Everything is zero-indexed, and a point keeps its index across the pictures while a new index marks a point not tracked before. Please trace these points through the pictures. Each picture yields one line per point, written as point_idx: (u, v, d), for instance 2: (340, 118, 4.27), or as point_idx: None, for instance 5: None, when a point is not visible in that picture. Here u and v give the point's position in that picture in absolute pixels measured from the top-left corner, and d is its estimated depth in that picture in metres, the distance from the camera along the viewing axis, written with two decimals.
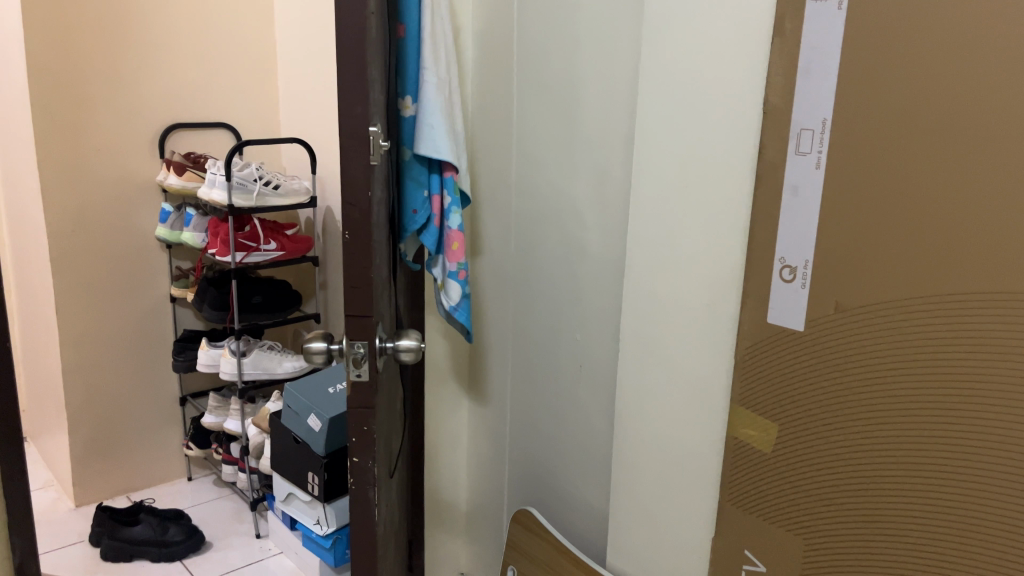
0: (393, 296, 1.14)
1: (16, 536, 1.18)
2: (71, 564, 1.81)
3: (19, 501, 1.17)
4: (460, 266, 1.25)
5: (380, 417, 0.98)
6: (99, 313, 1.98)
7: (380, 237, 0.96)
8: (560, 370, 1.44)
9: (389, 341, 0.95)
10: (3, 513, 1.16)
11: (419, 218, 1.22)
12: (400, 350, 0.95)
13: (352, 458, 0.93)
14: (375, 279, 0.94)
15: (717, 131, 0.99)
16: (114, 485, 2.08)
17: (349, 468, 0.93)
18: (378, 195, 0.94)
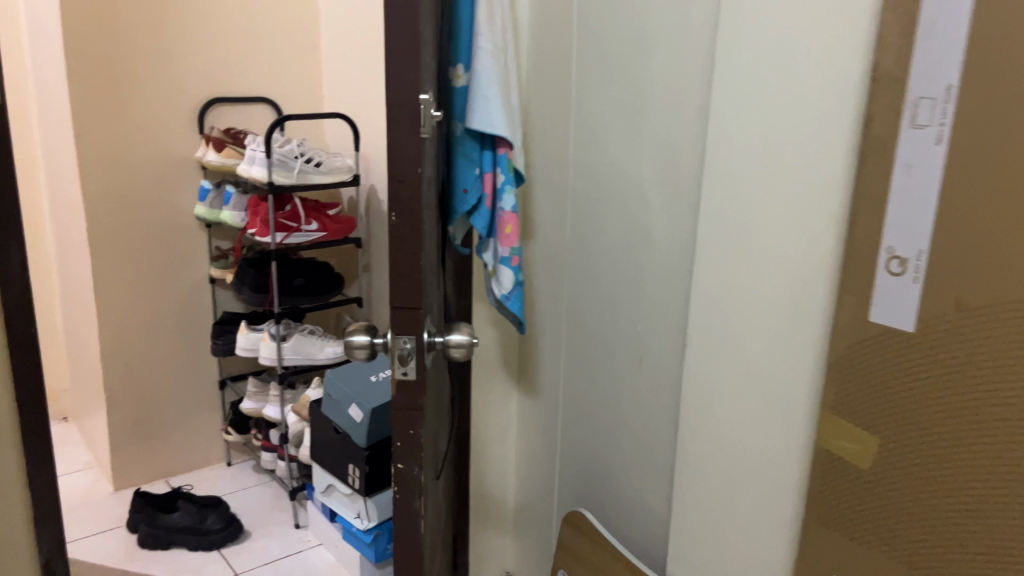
0: (442, 284, 1.04)
1: (43, 532, 1.12)
2: (108, 552, 1.76)
3: (45, 494, 1.11)
4: (514, 251, 1.15)
5: (429, 421, 0.88)
6: (138, 294, 1.91)
7: (429, 220, 0.87)
8: (619, 363, 1.34)
9: (438, 336, 0.85)
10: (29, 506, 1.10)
11: (471, 198, 1.12)
12: (449, 346, 0.85)
13: (397, 464, 0.84)
14: (425, 267, 0.85)
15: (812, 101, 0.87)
16: (153, 469, 2.02)
17: (393, 475, 0.84)
18: (428, 173, 0.84)
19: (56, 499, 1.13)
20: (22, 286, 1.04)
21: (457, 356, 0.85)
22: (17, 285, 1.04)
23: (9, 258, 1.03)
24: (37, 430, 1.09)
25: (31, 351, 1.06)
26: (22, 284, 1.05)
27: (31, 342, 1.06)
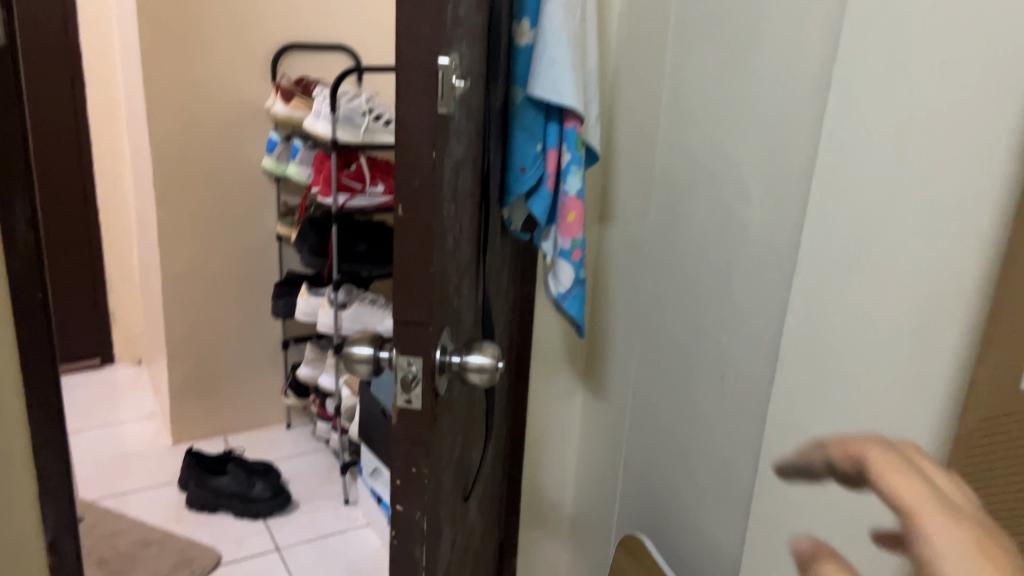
0: (481, 280, 0.88)
1: (49, 508, 1.05)
2: (156, 508, 1.71)
3: (51, 468, 1.04)
4: (576, 244, 0.98)
5: (442, 452, 0.74)
6: (202, 245, 1.84)
7: (457, 211, 0.71)
8: (696, 378, 1.15)
9: (456, 355, 0.70)
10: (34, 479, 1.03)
11: (528, 179, 0.95)
12: (465, 369, 0.70)
13: (396, 504, 0.70)
14: (448, 270, 0.69)
15: (984, 87, 0.66)
16: (211, 425, 1.98)
17: (391, 517, 0.70)
18: (456, 154, 0.68)
19: (64, 474, 1.05)
20: (31, 247, 0.96)
21: (475, 381, 0.70)
22: (24, 244, 0.96)
23: (14, 214, 0.94)
24: (42, 400, 1.01)
25: (38, 317, 0.98)
26: (31, 245, 0.96)
27: (38, 307, 0.98)
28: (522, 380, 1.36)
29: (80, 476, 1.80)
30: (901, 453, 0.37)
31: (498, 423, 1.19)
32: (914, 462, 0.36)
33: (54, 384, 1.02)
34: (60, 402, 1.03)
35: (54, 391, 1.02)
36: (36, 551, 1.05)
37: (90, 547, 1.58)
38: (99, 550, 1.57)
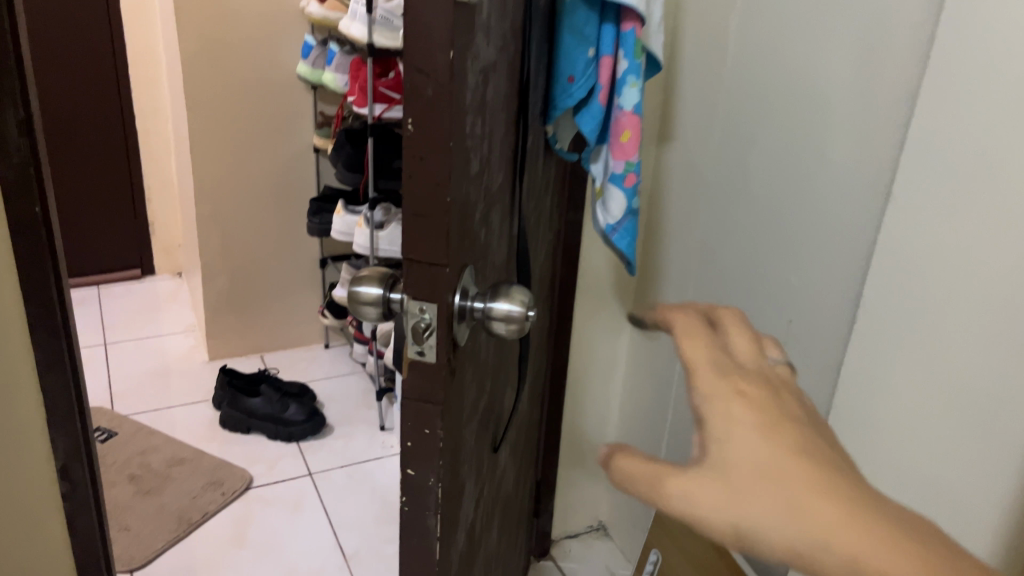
0: (515, 208, 0.77)
1: (58, 435, 0.99)
2: (190, 426, 1.68)
3: (58, 394, 0.97)
4: (630, 169, 0.86)
5: (463, 408, 0.64)
6: (236, 156, 1.75)
7: (484, 129, 0.59)
8: (762, 324, 1.03)
9: (480, 300, 0.59)
10: (39, 403, 0.96)
11: (578, 90, 0.82)
12: (489, 316, 0.59)
13: (407, 469, 0.61)
14: (472, 200, 0.58)
15: None
16: (248, 342, 1.93)
17: (402, 482, 0.61)
18: (483, 57, 0.56)
19: (72, 401, 0.98)
20: (27, 155, 0.87)
21: (499, 332, 0.60)
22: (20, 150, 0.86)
23: (4, 118, 0.85)
24: (46, 324, 0.93)
25: (39, 234, 0.90)
26: (26, 154, 0.87)
27: (36, 223, 0.89)
28: (566, 314, 1.24)
29: (115, 390, 1.77)
30: (700, 316, 0.52)
31: (537, 360, 1.09)
32: (705, 321, 0.51)
33: (59, 307, 0.94)
34: (67, 327, 0.95)
35: (59, 315, 0.94)
36: (48, 476, 1.00)
37: (122, 462, 1.54)
38: (131, 466, 1.54)
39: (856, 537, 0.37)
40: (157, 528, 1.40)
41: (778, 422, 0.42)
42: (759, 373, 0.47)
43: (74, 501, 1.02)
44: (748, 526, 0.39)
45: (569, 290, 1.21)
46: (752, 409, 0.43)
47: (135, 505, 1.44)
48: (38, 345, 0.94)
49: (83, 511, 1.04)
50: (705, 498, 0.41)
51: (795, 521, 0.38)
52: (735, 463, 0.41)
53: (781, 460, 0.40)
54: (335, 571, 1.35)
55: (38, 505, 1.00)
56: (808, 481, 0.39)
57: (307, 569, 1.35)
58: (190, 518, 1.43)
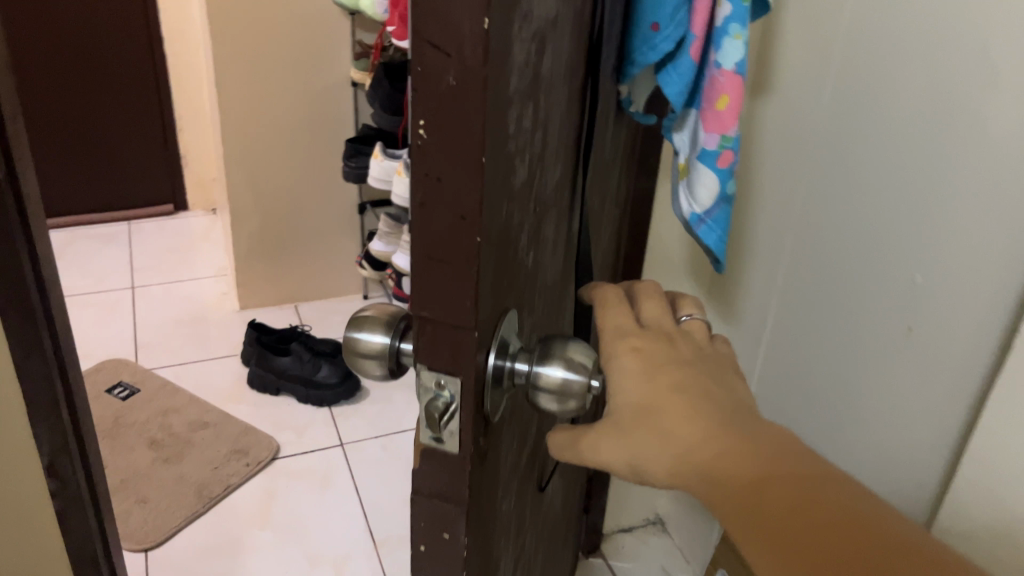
0: (575, 203, 0.59)
1: (40, 429, 0.84)
2: (216, 383, 1.56)
3: (38, 387, 0.82)
4: (727, 146, 0.69)
5: (495, 494, 0.48)
6: (267, 90, 1.58)
7: (536, 119, 0.41)
8: (869, 328, 0.83)
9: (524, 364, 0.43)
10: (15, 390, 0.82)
11: (663, 42, 0.64)
12: (534, 384, 0.43)
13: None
14: (514, 224, 0.41)
15: None
16: (281, 291, 1.80)
17: None
18: (537, 14, 0.37)
19: (57, 394, 0.83)
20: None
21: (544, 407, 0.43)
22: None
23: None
24: (20, 305, 0.78)
25: (4, 198, 0.73)
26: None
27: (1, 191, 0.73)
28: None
29: (140, 339, 1.66)
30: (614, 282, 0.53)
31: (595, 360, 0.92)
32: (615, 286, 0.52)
33: (34, 287, 0.79)
34: (46, 309, 0.80)
35: (35, 297, 0.79)
36: (32, 469, 0.87)
37: (142, 424, 1.44)
38: (152, 429, 1.43)
39: (712, 452, 0.39)
40: (176, 501, 1.29)
41: (661, 363, 0.43)
42: (657, 326, 0.48)
43: (65, 496, 0.89)
44: (639, 462, 0.41)
45: (635, 268, 1.03)
46: (641, 360, 0.44)
47: (153, 473, 1.34)
48: (13, 331, 0.79)
49: (76, 510, 0.90)
50: (605, 447, 0.42)
51: (669, 454, 0.40)
52: (625, 410, 0.42)
53: (657, 398, 0.42)
54: (363, 559, 1.23)
55: (23, 498, 0.88)
56: (679, 413, 0.40)
57: (333, 557, 1.23)
58: (211, 491, 1.32)
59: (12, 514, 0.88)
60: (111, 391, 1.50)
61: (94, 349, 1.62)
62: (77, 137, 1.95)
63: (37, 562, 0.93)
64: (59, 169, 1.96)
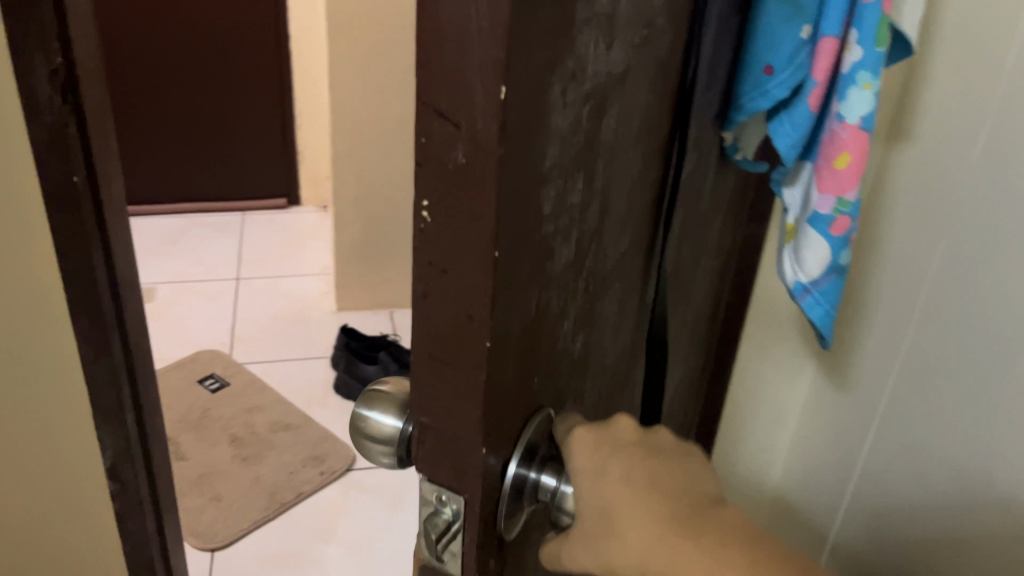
0: (651, 266, 0.51)
1: (103, 432, 0.78)
2: (303, 385, 1.56)
3: (104, 392, 0.76)
4: (843, 211, 0.62)
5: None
6: (380, 96, 1.56)
7: (590, 190, 0.34)
8: (1005, 435, 0.69)
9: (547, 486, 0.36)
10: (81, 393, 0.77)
11: (776, 89, 0.56)
12: (558, 504, 0.36)
13: None
14: (551, 312, 0.34)
15: None
16: (378, 296, 1.78)
17: None
18: (593, 70, 0.30)
19: (124, 406, 0.77)
20: (68, 115, 0.63)
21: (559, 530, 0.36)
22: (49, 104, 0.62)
23: (33, 62, 0.61)
24: (90, 313, 0.72)
25: (81, 205, 0.67)
26: (65, 111, 0.63)
27: (78, 195, 0.66)
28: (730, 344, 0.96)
29: (237, 332, 1.69)
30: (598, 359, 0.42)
31: (671, 415, 0.84)
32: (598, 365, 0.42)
33: (107, 294, 0.72)
34: (120, 318, 0.73)
35: (109, 306, 0.72)
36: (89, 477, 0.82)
37: (227, 419, 1.46)
38: (234, 426, 1.45)
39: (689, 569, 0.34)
40: (248, 503, 1.29)
41: (634, 468, 0.36)
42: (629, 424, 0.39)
43: (125, 500, 0.83)
44: (607, 563, 0.35)
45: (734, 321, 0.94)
46: (619, 468, 0.36)
47: (230, 471, 1.35)
48: (83, 337, 0.73)
49: (136, 515, 0.84)
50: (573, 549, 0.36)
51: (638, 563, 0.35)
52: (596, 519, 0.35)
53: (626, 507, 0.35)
54: None
55: (85, 497, 0.83)
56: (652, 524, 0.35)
57: None
58: (283, 497, 1.31)
59: (68, 515, 0.84)
60: (203, 382, 1.53)
61: (192, 338, 1.66)
62: (201, 129, 2.03)
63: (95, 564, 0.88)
64: (175, 161, 2.04)
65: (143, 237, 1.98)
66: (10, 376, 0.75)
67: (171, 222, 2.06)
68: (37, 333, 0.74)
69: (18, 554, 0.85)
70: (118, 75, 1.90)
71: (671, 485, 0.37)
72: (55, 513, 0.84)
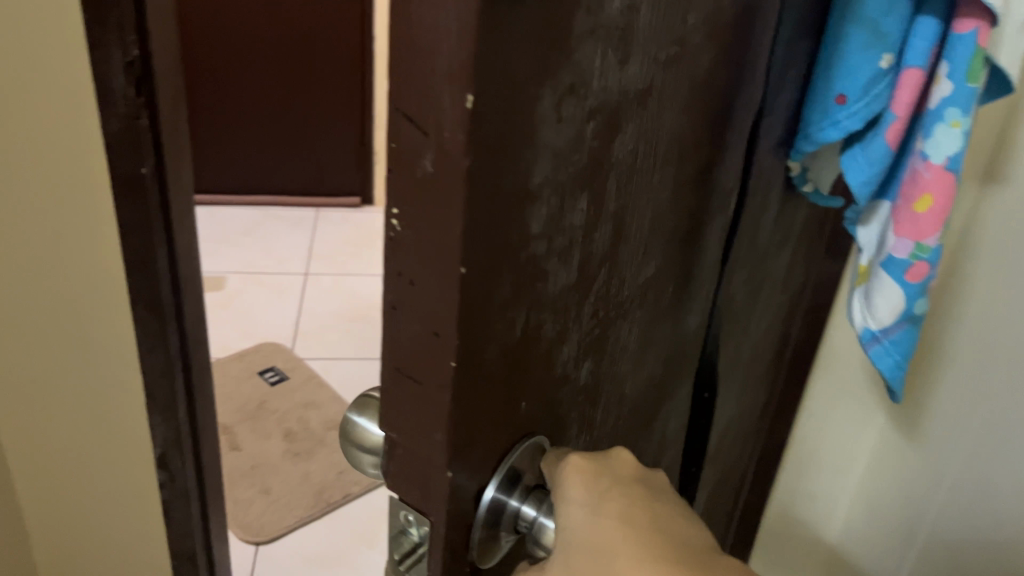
0: (687, 297, 0.49)
1: (154, 418, 0.81)
2: (361, 383, 1.58)
3: (156, 381, 0.78)
4: (922, 256, 0.57)
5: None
6: None
7: (598, 213, 0.32)
8: None
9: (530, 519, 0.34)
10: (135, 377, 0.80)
11: (850, 119, 0.52)
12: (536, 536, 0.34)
13: None
14: (544, 337, 0.32)
15: None
16: None
17: None
18: (599, 85, 0.28)
19: (172, 395, 0.80)
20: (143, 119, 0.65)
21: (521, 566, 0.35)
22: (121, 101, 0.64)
23: (110, 58, 0.63)
24: (147, 301, 0.74)
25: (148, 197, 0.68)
26: (135, 104, 0.64)
27: (144, 187, 0.68)
28: (788, 392, 0.91)
29: (299, 328, 1.72)
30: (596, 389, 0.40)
31: (714, 458, 0.80)
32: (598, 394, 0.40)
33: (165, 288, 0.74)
34: (176, 311, 0.76)
35: (165, 298, 0.74)
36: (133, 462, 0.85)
37: (282, 414, 1.49)
38: (289, 420, 1.48)
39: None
40: (296, 500, 1.31)
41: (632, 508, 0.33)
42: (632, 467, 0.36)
43: (172, 487, 0.86)
44: None
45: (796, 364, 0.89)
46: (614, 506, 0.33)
47: (281, 466, 1.37)
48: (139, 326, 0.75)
49: (181, 503, 0.87)
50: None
51: None
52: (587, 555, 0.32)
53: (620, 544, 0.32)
54: None
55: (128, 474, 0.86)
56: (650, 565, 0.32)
57: None
58: (330, 496, 1.32)
59: (114, 499, 0.87)
60: (262, 375, 1.57)
61: (256, 330, 1.71)
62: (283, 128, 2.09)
63: (141, 541, 0.91)
64: (252, 157, 2.11)
65: (215, 228, 2.06)
66: (61, 358, 0.78)
67: (245, 214, 2.13)
68: (90, 318, 0.76)
69: (68, 526, 0.89)
70: (206, 74, 1.97)
71: (673, 528, 0.34)
72: (101, 496, 0.87)
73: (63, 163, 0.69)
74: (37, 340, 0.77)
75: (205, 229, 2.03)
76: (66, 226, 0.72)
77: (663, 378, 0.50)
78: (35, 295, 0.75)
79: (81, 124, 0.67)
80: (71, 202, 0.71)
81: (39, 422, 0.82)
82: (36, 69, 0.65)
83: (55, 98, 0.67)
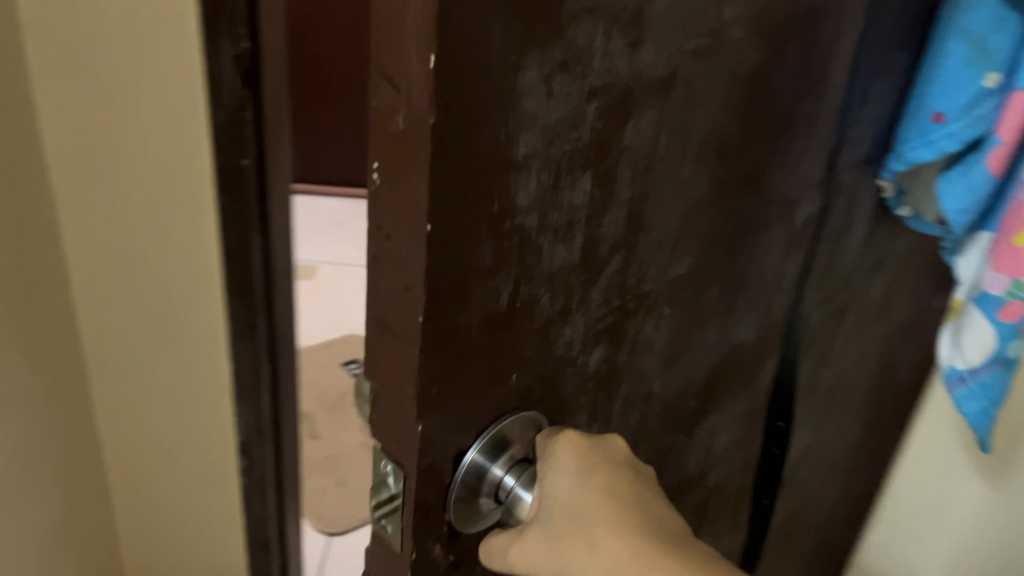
0: (739, 308, 0.47)
1: (241, 410, 0.71)
2: None
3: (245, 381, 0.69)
4: (1018, 296, 0.52)
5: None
6: None
7: (606, 197, 0.32)
8: None
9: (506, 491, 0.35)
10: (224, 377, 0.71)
11: (944, 138, 0.49)
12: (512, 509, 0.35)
13: None
14: (538, 313, 0.33)
15: None
16: None
17: None
18: (602, 65, 0.28)
19: (261, 421, 0.72)
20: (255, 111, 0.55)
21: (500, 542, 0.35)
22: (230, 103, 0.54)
23: (218, 48, 0.53)
24: (243, 311, 0.65)
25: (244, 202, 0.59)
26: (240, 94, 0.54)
27: (244, 180, 0.58)
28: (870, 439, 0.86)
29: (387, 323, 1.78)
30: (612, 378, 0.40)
31: (784, 497, 0.77)
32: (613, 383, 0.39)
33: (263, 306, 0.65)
34: (270, 334, 0.67)
35: (261, 318, 0.65)
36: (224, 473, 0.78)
37: None
38: None
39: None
40: None
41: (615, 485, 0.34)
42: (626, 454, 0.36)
43: (249, 478, 0.76)
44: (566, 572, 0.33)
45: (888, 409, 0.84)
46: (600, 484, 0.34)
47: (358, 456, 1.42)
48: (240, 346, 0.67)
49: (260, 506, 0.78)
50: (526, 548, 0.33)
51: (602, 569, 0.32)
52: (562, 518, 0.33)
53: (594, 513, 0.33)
54: None
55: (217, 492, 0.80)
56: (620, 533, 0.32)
57: None
58: None
59: (205, 505, 0.81)
60: (349, 365, 1.63)
61: (344, 321, 1.78)
62: None
63: (219, 550, 0.85)
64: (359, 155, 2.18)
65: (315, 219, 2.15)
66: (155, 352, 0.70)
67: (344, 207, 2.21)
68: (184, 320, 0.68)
69: (151, 527, 0.85)
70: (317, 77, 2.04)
71: (653, 510, 0.34)
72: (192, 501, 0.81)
73: (161, 147, 0.59)
74: (133, 346, 0.71)
75: (302, 219, 2.13)
76: (167, 218, 0.63)
77: (705, 388, 0.49)
78: (132, 302, 0.68)
79: (184, 108, 0.57)
80: (176, 213, 0.62)
81: (134, 427, 0.77)
82: (139, 47, 0.56)
83: (165, 96, 0.57)
